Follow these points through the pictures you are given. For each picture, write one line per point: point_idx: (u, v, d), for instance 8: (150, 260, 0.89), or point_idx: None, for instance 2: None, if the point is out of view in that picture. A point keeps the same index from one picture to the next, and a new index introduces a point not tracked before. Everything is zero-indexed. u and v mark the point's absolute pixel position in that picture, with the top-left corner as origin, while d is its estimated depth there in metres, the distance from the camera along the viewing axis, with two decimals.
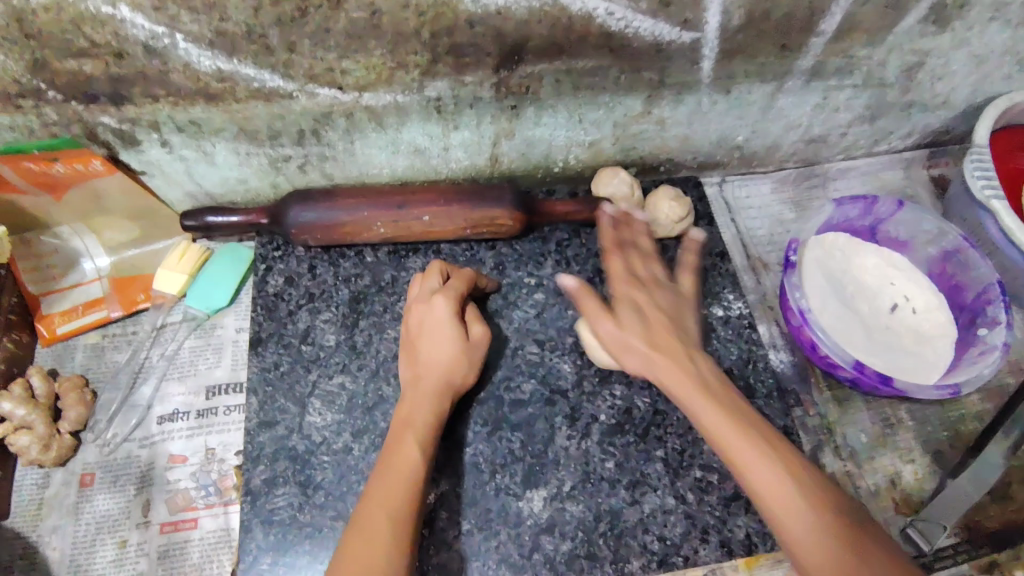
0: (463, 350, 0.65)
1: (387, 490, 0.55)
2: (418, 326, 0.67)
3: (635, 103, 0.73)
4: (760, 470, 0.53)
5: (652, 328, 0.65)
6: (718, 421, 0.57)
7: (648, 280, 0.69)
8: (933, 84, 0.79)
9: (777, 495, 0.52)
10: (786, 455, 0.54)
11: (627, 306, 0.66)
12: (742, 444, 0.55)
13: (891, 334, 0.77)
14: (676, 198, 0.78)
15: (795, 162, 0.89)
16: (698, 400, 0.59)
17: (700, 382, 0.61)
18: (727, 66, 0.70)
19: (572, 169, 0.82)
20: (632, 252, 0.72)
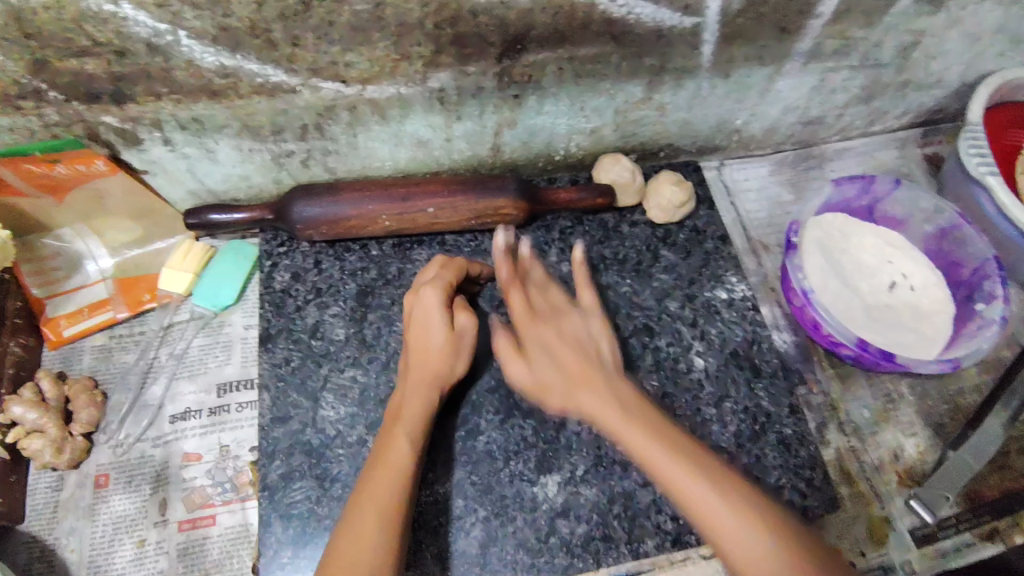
0: (453, 341, 0.65)
1: (376, 484, 0.55)
2: (408, 319, 0.66)
3: (636, 90, 0.73)
4: (659, 459, 0.54)
5: (560, 363, 0.64)
6: (627, 425, 0.58)
7: (560, 327, 0.67)
8: (927, 64, 0.80)
9: (666, 477, 0.53)
10: (663, 450, 0.54)
11: (566, 326, 0.67)
12: (660, 443, 0.55)
13: (891, 311, 0.78)
14: (677, 183, 0.79)
15: (792, 144, 0.90)
16: (614, 411, 0.59)
17: (592, 375, 0.62)
18: (727, 50, 0.71)
19: (573, 157, 0.82)
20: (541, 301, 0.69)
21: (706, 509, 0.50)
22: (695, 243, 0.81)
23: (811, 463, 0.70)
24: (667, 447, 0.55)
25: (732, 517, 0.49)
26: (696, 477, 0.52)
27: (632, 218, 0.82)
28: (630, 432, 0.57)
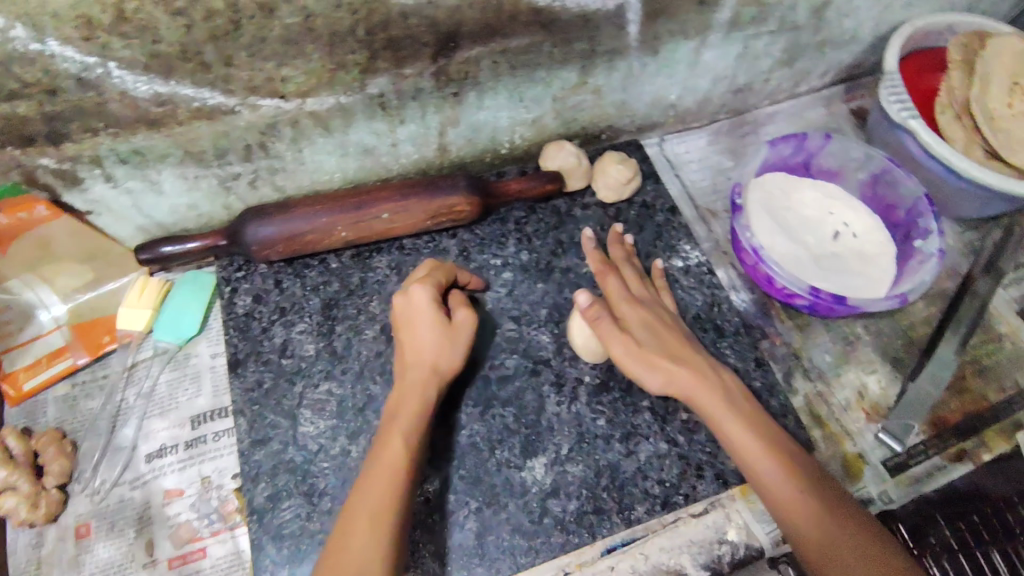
0: (444, 334, 0.64)
1: (374, 489, 0.55)
2: (403, 316, 0.66)
3: (571, 75, 0.75)
4: (788, 493, 0.56)
5: (680, 366, 0.64)
6: (723, 409, 0.61)
7: (661, 338, 0.66)
8: (840, 22, 0.84)
9: (808, 525, 0.54)
10: (792, 484, 0.56)
11: (663, 313, 0.69)
12: (759, 442, 0.59)
13: (838, 259, 0.82)
14: (621, 161, 0.82)
15: (726, 114, 0.93)
16: (703, 390, 0.63)
17: (718, 395, 0.62)
18: (652, 27, 0.73)
19: (519, 148, 0.84)
20: (629, 310, 0.68)
21: (843, 561, 0.52)
22: (646, 218, 0.83)
23: (783, 411, 0.72)
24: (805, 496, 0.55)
25: (822, 513, 0.54)
26: (811, 497, 0.55)
27: (583, 201, 0.84)
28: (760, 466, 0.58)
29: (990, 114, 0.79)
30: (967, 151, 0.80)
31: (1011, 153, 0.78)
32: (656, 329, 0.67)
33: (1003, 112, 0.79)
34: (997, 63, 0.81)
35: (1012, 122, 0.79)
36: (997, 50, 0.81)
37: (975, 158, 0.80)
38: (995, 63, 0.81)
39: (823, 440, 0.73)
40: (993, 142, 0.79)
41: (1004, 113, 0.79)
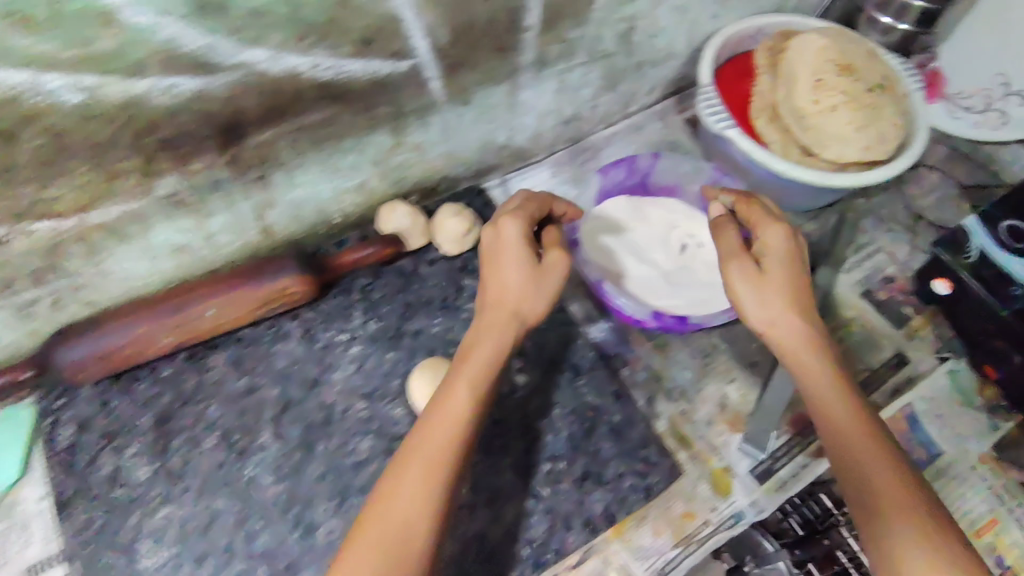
0: (535, 282, 0.59)
1: (419, 484, 0.51)
2: (493, 257, 0.60)
3: (385, 138, 0.73)
4: (847, 429, 0.57)
5: (793, 311, 0.61)
6: (811, 361, 0.60)
7: (768, 278, 0.62)
8: (652, 43, 0.85)
9: (846, 459, 0.56)
10: (854, 421, 0.57)
11: (771, 246, 0.63)
12: (835, 391, 0.58)
13: (687, 272, 0.83)
14: (457, 212, 0.79)
15: (563, 144, 0.93)
16: (806, 350, 0.60)
17: (802, 326, 0.60)
18: (456, 79, 0.71)
19: (353, 215, 0.81)
20: (733, 247, 0.65)
21: (880, 502, 0.52)
22: None
23: (644, 443, 0.73)
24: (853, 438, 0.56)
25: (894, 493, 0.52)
26: (886, 466, 0.54)
27: (428, 257, 0.81)
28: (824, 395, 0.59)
29: (798, 114, 0.81)
30: (784, 152, 0.84)
31: (823, 148, 0.80)
32: (792, 266, 0.63)
33: (812, 109, 0.80)
34: (801, 60, 0.81)
35: (822, 117, 0.79)
36: (800, 47, 0.82)
37: (792, 158, 0.83)
38: (798, 62, 0.82)
39: (689, 462, 0.74)
40: (803, 141, 0.81)
41: (813, 109, 0.80)
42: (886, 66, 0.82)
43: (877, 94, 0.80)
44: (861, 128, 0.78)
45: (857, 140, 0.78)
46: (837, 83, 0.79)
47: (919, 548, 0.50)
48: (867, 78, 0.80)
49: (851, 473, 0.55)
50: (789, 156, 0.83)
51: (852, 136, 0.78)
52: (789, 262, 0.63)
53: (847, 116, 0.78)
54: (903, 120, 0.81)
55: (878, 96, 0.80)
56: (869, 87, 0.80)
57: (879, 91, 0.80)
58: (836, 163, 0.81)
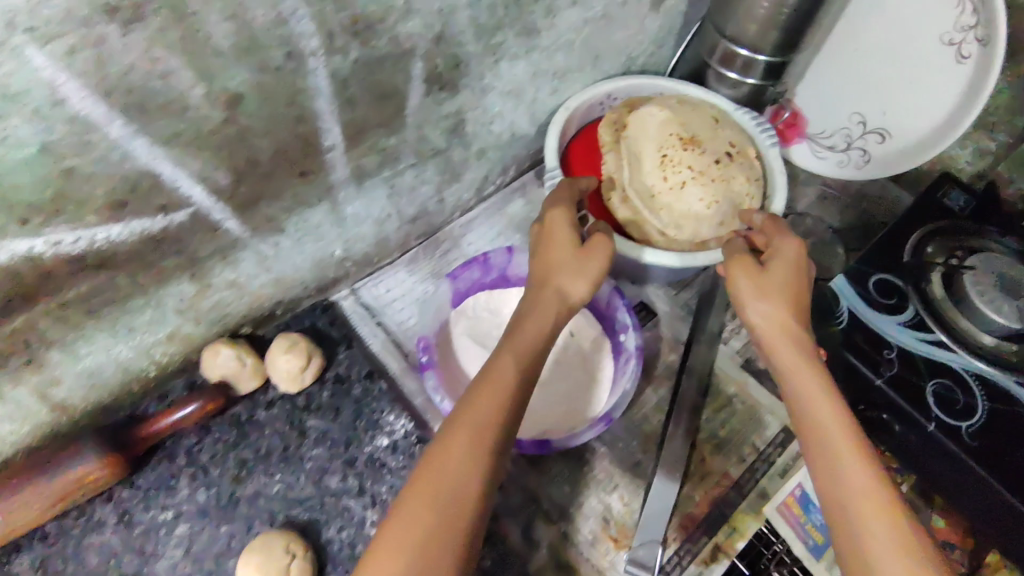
0: (580, 271, 0.63)
1: (446, 471, 0.46)
2: (544, 241, 0.66)
3: (185, 286, 0.63)
4: (818, 406, 0.54)
5: (788, 311, 0.62)
6: (801, 363, 0.58)
7: (767, 282, 0.64)
8: (489, 129, 0.79)
9: (820, 449, 0.53)
10: (835, 407, 0.54)
11: (780, 256, 0.65)
12: (821, 387, 0.56)
13: (555, 371, 0.77)
14: (289, 348, 0.70)
15: (415, 239, 0.85)
16: (794, 349, 0.60)
17: (789, 319, 0.62)
18: (256, 213, 0.62)
19: (171, 364, 0.70)
20: (742, 250, 0.68)
21: (865, 497, 0.49)
22: (342, 396, 0.73)
23: None
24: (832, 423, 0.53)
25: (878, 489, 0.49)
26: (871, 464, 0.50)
27: (266, 398, 0.72)
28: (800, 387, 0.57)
29: (648, 194, 0.77)
30: (642, 235, 0.77)
31: (679, 228, 0.75)
32: (799, 272, 0.65)
33: (660, 188, 0.76)
34: (644, 137, 0.78)
35: (671, 195, 0.75)
36: (641, 124, 0.79)
37: (651, 240, 0.76)
38: (641, 139, 0.78)
39: None
40: (658, 223, 0.76)
41: (661, 188, 0.76)
42: (733, 131, 0.79)
43: (725, 164, 0.75)
44: (712, 203, 0.74)
45: (710, 216, 0.74)
46: (682, 158, 0.75)
47: (886, 540, 0.46)
48: (713, 148, 0.76)
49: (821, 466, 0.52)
50: (647, 239, 0.76)
51: (704, 213, 0.74)
52: (793, 268, 0.65)
53: (696, 191, 0.74)
54: (757, 185, 0.77)
55: (727, 165, 0.75)
56: (716, 157, 0.75)
57: (728, 160, 0.76)
58: (695, 242, 0.75)
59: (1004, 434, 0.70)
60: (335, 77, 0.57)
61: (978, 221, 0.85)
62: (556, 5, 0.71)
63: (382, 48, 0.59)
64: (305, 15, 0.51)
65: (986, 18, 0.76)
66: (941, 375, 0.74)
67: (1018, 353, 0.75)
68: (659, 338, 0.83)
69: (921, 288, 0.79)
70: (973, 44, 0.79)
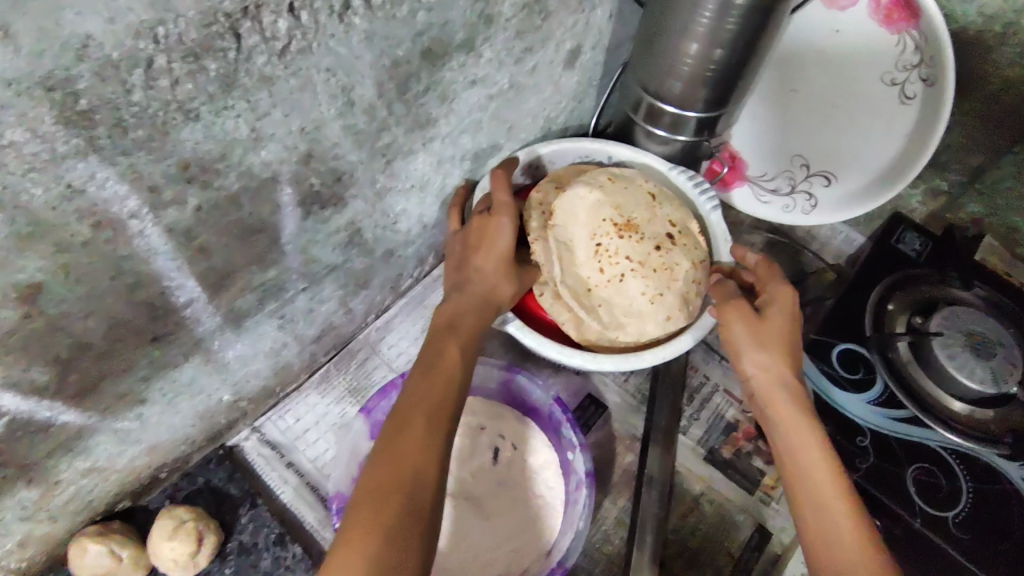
0: (507, 271, 0.61)
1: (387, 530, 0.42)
2: (476, 239, 0.61)
3: (26, 492, 0.51)
4: (792, 426, 0.55)
5: (784, 362, 0.57)
6: (795, 419, 0.55)
7: (767, 320, 0.59)
8: (393, 230, 0.68)
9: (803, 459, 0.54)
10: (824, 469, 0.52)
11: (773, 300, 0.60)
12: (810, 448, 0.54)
13: (502, 493, 0.68)
14: (174, 531, 0.58)
15: (324, 355, 0.74)
16: (784, 401, 0.56)
17: (784, 371, 0.57)
18: (103, 395, 0.50)
19: (30, 567, 0.58)
20: (735, 296, 0.62)
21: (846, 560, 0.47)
22: (247, 571, 0.62)
23: None
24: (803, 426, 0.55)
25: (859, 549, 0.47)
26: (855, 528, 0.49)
27: None
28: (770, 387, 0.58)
29: (584, 289, 0.66)
30: (580, 334, 0.68)
31: (620, 326, 0.66)
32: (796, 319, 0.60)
33: (597, 281, 0.65)
34: (574, 222, 0.66)
35: (609, 290, 0.65)
36: (570, 205, 0.66)
37: (589, 338, 0.67)
38: (571, 223, 0.66)
39: None
40: (598, 323, 0.66)
41: (599, 282, 0.65)
42: (672, 207, 0.69)
43: (667, 249, 0.66)
44: (657, 297, 0.64)
45: (655, 313, 0.65)
46: (618, 248, 0.64)
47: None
48: (652, 232, 0.66)
49: (802, 489, 0.52)
50: (587, 338, 0.68)
51: (647, 309, 0.65)
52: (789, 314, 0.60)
53: (637, 286, 0.64)
54: (704, 270, 0.68)
55: (669, 251, 0.66)
56: (657, 243, 0.66)
57: (670, 245, 0.66)
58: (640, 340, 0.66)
59: (992, 518, 0.65)
60: (173, 233, 0.46)
61: (933, 267, 0.79)
62: (452, 89, 0.61)
63: (232, 185, 0.47)
64: (109, 177, 0.39)
65: (931, 56, 0.70)
66: (920, 459, 0.68)
67: (995, 419, 0.69)
68: (612, 437, 0.74)
69: (885, 358, 0.72)
70: (917, 83, 0.72)
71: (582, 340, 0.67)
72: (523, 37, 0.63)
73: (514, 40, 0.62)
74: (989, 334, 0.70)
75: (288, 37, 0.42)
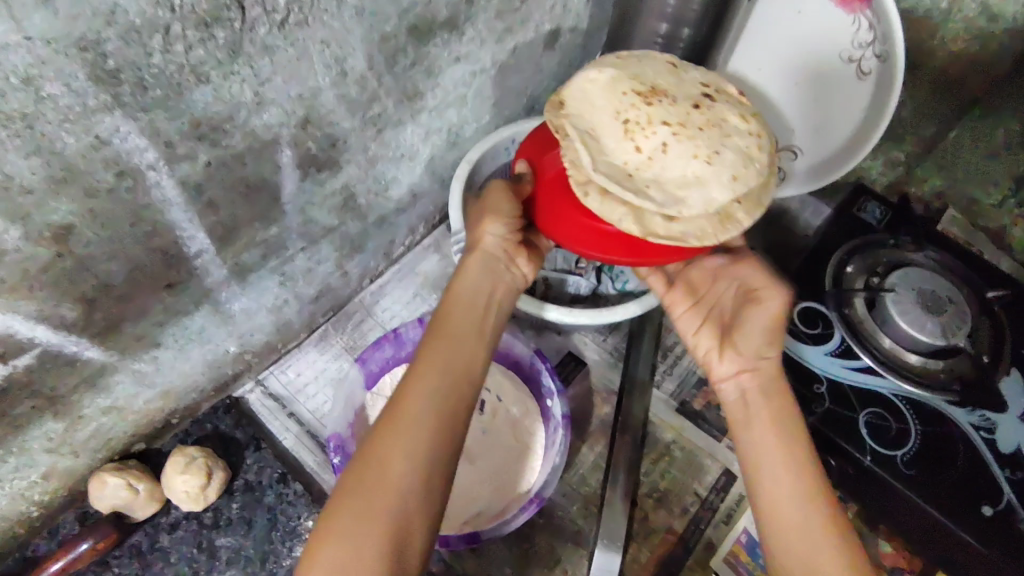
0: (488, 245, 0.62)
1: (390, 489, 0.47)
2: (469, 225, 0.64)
3: (52, 424, 0.57)
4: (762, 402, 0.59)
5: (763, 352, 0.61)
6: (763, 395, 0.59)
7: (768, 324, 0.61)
8: (384, 197, 0.74)
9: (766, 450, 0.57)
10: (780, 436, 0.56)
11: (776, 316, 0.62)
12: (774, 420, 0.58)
13: (487, 438, 0.73)
14: (186, 466, 0.64)
15: (322, 315, 0.79)
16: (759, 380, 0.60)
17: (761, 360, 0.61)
18: (121, 336, 0.56)
19: (55, 500, 0.64)
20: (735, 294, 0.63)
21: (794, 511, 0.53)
22: (253, 506, 0.68)
23: None
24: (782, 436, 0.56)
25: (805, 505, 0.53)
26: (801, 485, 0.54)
27: (169, 520, 0.66)
28: (755, 394, 0.60)
29: (623, 175, 0.52)
30: (642, 227, 0.51)
31: (678, 201, 0.51)
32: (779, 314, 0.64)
33: (637, 164, 0.52)
34: (589, 108, 0.54)
35: (655, 167, 0.52)
36: (580, 96, 0.55)
37: (656, 231, 0.51)
38: (589, 111, 0.55)
39: None
40: (656, 206, 0.51)
41: (638, 162, 0.52)
42: (699, 72, 0.57)
43: (709, 106, 0.53)
44: (711, 156, 0.51)
45: (717, 175, 0.51)
46: (649, 116, 0.52)
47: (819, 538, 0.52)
48: (685, 92, 0.54)
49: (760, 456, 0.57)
50: (652, 231, 0.51)
51: (706, 172, 0.51)
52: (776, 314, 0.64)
53: (684, 151, 0.51)
54: (759, 125, 0.55)
55: (711, 108, 0.53)
56: (695, 103, 0.53)
57: (711, 103, 0.54)
58: (710, 212, 0.51)
59: (939, 456, 0.70)
60: (185, 186, 0.52)
61: (890, 232, 0.84)
62: (437, 65, 0.66)
63: (238, 145, 0.53)
64: (131, 131, 0.45)
65: (883, 33, 0.75)
66: (873, 404, 0.74)
67: (945, 369, 0.75)
68: (590, 391, 0.80)
69: (842, 314, 0.78)
70: (872, 60, 0.78)
71: (646, 233, 0.51)
72: (502, 17, 0.69)
73: (494, 19, 0.68)
74: (941, 293, 0.75)
75: (287, 11, 0.48)
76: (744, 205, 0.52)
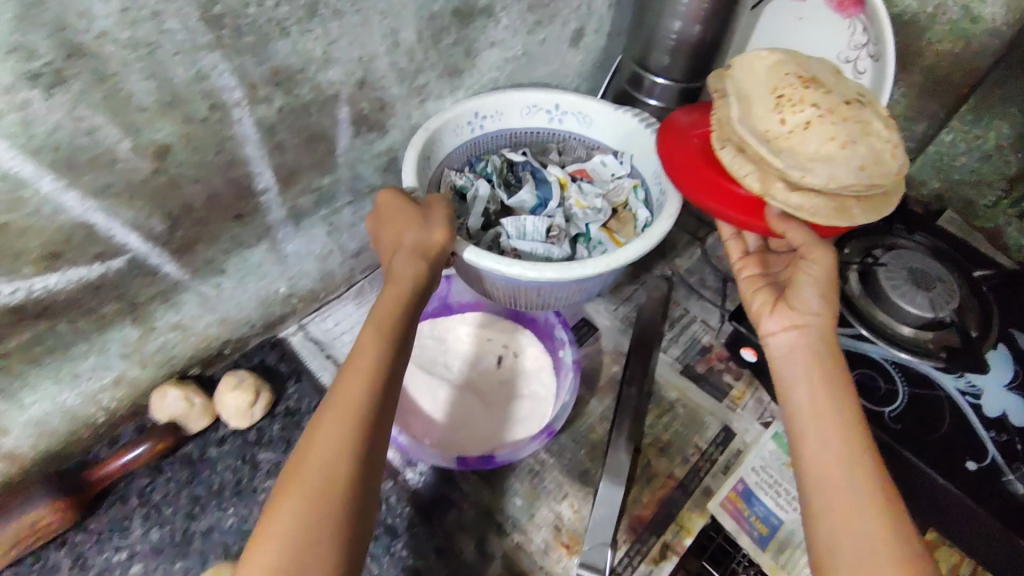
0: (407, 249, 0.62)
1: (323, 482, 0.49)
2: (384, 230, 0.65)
3: (128, 330, 0.66)
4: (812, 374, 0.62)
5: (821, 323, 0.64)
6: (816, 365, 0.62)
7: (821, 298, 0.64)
8: None
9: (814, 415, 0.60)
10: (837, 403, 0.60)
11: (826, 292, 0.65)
12: (821, 389, 0.61)
13: (506, 387, 0.81)
14: (237, 384, 0.72)
15: (361, 272, 0.88)
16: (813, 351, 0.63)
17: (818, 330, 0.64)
18: (194, 256, 0.65)
19: (121, 409, 0.72)
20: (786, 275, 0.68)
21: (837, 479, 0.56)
22: (292, 428, 0.75)
23: None
24: (833, 395, 0.60)
25: (852, 472, 0.56)
26: (843, 450, 0.57)
27: (217, 436, 0.74)
28: (805, 355, 0.63)
29: (763, 139, 0.63)
30: (763, 189, 0.62)
31: (805, 169, 0.60)
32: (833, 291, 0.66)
33: (778, 134, 0.62)
34: (752, 79, 0.66)
35: (795, 139, 0.61)
36: (747, 69, 0.67)
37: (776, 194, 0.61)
38: (749, 82, 0.66)
39: None
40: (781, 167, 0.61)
41: (780, 133, 0.62)
42: (854, 84, 0.66)
43: (857, 106, 0.63)
44: (847, 143, 0.60)
45: (847, 159, 0.59)
46: (804, 97, 0.62)
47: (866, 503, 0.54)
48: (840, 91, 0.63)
49: (804, 417, 0.60)
50: (770, 193, 0.61)
51: (838, 154, 0.60)
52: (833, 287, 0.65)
53: (826, 132, 0.60)
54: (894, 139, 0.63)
55: (858, 109, 0.62)
56: (846, 100, 0.63)
57: (858, 105, 0.63)
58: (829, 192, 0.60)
59: (923, 415, 0.75)
60: (261, 125, 0.61)
61: (888, 221, 0.91)
62: (476, 47, 0.76)
63: (306, 96, 0.63)
64: (225, 69, 0.55)
65: (875, 36, 0.83)
66: (862, 367, 0.79)
67: (934, 340, 0.79)
68: (601, 351, 0.86)
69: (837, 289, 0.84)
70: (867, 61, 0.85)
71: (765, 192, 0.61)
72: (534, 10, 0.79)
73: (527, 12, 0.78)
74: (931, 273, 0.82)
75: None
76: (860, 203, 0.61)
